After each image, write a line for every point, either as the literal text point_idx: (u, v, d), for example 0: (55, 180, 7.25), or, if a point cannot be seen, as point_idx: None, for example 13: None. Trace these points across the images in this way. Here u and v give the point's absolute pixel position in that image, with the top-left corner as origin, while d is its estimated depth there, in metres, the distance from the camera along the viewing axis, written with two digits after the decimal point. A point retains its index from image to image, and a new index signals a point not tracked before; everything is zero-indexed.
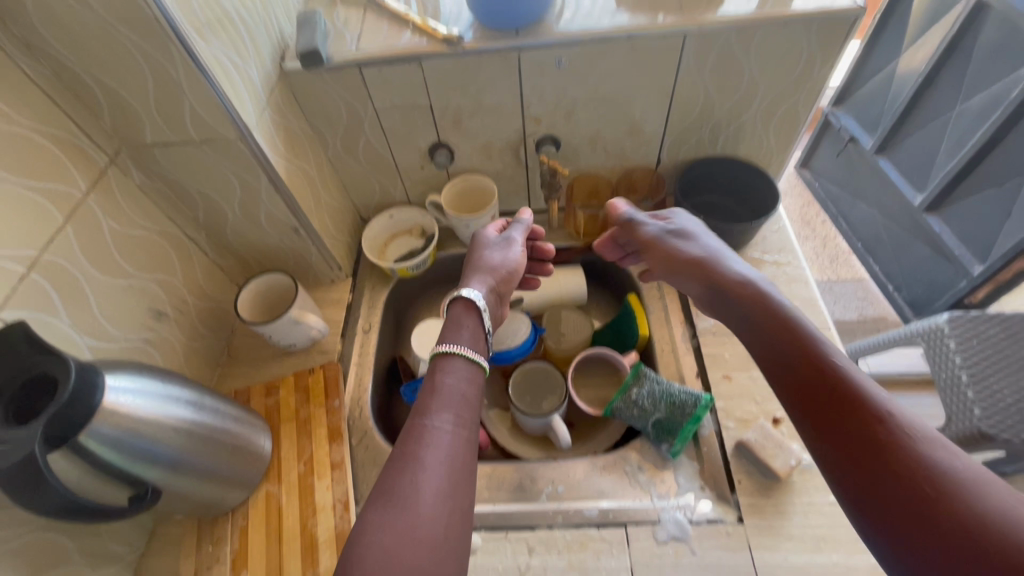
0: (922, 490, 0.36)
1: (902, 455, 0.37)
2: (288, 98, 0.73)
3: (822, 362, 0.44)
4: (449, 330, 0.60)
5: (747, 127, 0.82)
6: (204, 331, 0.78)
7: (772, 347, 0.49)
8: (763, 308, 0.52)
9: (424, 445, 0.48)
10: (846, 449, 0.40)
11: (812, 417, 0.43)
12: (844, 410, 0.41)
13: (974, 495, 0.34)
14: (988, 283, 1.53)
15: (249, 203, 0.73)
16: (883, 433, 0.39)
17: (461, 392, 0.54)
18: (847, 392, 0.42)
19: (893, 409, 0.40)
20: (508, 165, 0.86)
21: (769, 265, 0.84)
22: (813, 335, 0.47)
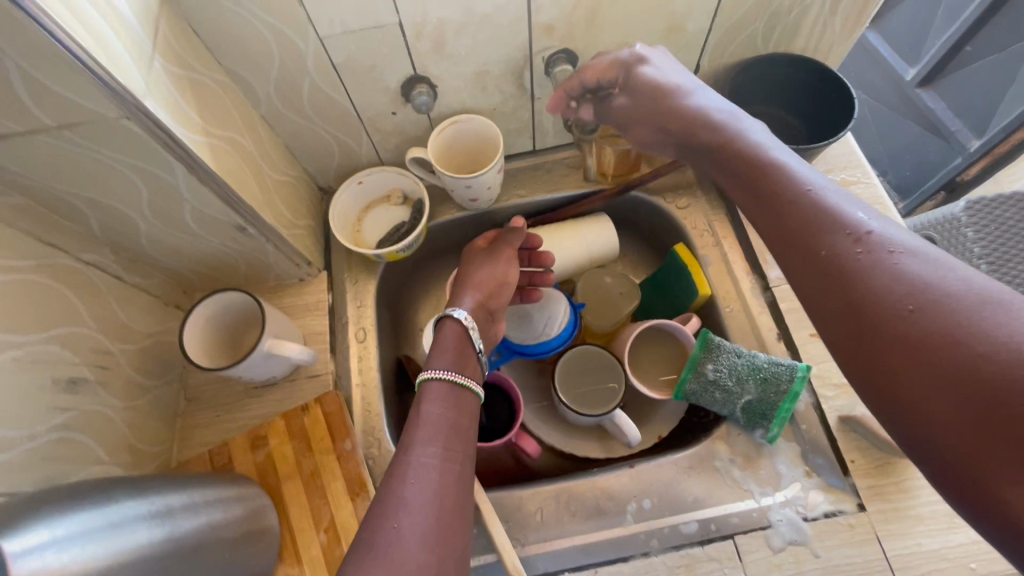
0: (960, 360, 0.27)
1: (931, 318, 0.28)
2: (185, 35, 0.48)
3: (830, 225, 0.34)
4: (439, 354, 0.54)
5: (812, 11, 0.63)
6: (145, 381, 0.58)
7: (761, 214, 0.38)
8: (750, 164, 0.40)
9: (408, 482, 0.42)
10: (865, 326, 0.31)
11: (821, 291, 0.33)
12: (856, 284, 0.31)
13: (1022, 351, 0.25)
14: (984, 158, 1.41)
15: (166, 205, 0.50)
16: (901, 297, 0.30)
17: (447, 422, 0.48)
18: (859, 255, 0.32)
19: (916, 265, 0.30)
20: (509, 96, 0.65)
21: (836, 187, 0.69)
22: (810, 189, 0.36)
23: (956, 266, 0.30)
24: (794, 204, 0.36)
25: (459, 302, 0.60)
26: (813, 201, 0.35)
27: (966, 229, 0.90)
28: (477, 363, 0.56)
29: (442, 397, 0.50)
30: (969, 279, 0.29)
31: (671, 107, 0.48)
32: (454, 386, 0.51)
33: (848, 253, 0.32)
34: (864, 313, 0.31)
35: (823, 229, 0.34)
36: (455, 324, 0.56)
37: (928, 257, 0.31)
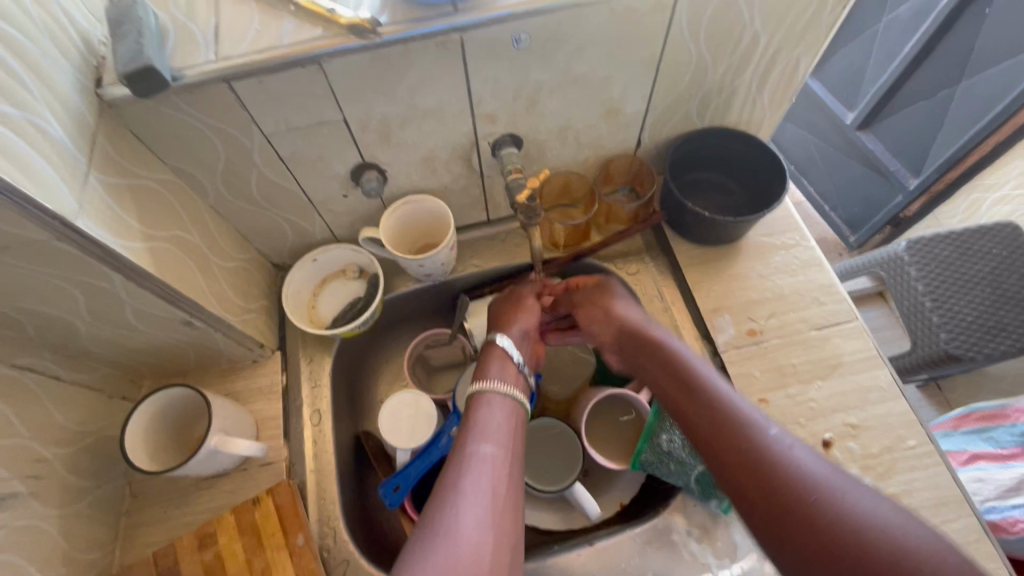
0: (853, 547, 0.39)
1: (823, 511, 0.41)
2: (125, 142, 0.48)
3: (752, 435, 0.47)
4: (492, 366, 0.60)
5: (741, 91, 0.67)
6: (85, 483, 0.56)
7: (694, 412, 0.52)
8: (683, 373, 0.54)
9: (465, 473, 0.49)
10: (778, 516, 0.43)
11: (739, 487, 0.46)
12: (771, 487, 0.44)
13: (885, 543, 0.38)
14: (922, 196, 1.53)
15: (106, 308, 0.49)
16: (807, 493, 0.42)
17: (499, 424, 0.54)
18: (773, 458, 0.45)
19: (818, 475, 0.44)
20: (459, 176, 0.67)
21: (777, 250, 0.72)
22: (729, 399, 0.51)
23: (837, 474, 0.44)
24: (726, 409, 0.50)
25: (508, 324, 0.64)
26: (735, 412, 0.49)
27: (909, 265, 1.26)
28: (522, 378, 0.61)
29: (497, 403, 0.56)
30: (843, 482, 0.43)
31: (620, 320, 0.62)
32: (507, 398, 0.57)
33: (767, 455, 0.46)
34: (778, 506, 0.43)
35: (745, 431, 0.48)
36: (499, 347, 0.62)
37: (818, 465, 0.45)
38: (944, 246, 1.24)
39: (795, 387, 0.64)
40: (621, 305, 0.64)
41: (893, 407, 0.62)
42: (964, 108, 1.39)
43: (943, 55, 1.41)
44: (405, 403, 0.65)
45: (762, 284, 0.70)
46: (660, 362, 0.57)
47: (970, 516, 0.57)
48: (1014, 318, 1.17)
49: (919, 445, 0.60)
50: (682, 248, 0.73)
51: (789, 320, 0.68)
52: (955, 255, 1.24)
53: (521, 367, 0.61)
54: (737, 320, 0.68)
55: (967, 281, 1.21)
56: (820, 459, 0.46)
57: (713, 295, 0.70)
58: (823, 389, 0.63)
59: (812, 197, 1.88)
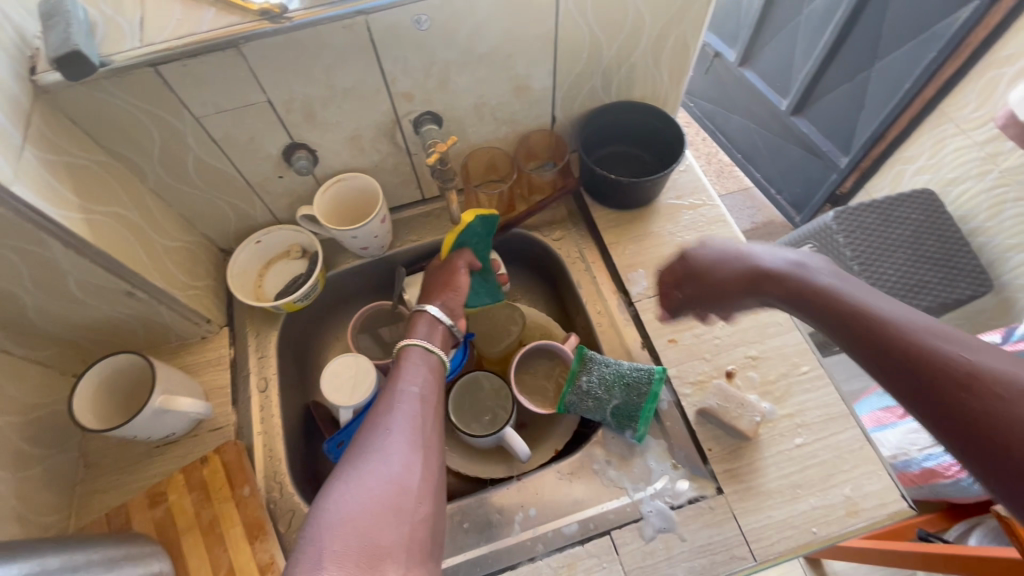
0: (956, 382, 0.35)
1: (956, 379, 0.35)
2: (60, 125, 0.53)
3: (862, 311, 0.43)
4: (418, 328, 0.62)
5: (639, 65, 0.74)
6: (38, 453, 0.59)
7: (806, 295, 0.47)
8: (786, 280, 0.50)
9: (393, 405, 0.53)
10: (892, 361, 0.39)
11: (862, 349, 0.42)
12: (898, 336, 0.40)
13: (988, 386, 0.34)
14: (854, 172, 1.62)
15: (48, 279, 0.53)
16: (957, 388, 0.35)
17: (426, 374, 0.58)
18: (883, 321, 0.41)
19: (969, 364, 0.36)
20: (387, 154, 0.73)
21: (686, 210, 0.79)
22: (857, 300, 0.44)
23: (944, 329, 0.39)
24: (839, 298, 0.45)
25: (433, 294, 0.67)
26: (854, 298, 0.44)
27: (838, 234, 1.30)
28: (447, 331, 0.64)
29: (424, 359, 0.59)
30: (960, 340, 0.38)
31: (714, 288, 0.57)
32: (431, 354, 0.60)
33: (877, 319, 0.42)
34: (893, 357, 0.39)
35: (855, 306, 0.44)
36: (424, 314, 0.64)
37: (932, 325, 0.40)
38: (868, 214, 1.31)
39: (702, 328, 0.70)
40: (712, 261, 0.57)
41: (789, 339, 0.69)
42: (880, 87, 1.50)
43: (858, 40, 1.52)
44: (344, 365, 0.69)
45: (673, 240, 0.76)
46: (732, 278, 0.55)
47: (856, 427, 0.63)
48: (934, 276, 1.22)
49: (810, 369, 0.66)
50: (600, 213, 0.79)
51: None
52: (879, 222, 1.30)
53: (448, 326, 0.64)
54: (650, 273, 0.74)
55: (891, 244, 1.27)
56: (965, 340, 0.38)
57: (628, 252, 0.76)
58: (726, 327, 0.70)
59: (760, 182, 2.01)
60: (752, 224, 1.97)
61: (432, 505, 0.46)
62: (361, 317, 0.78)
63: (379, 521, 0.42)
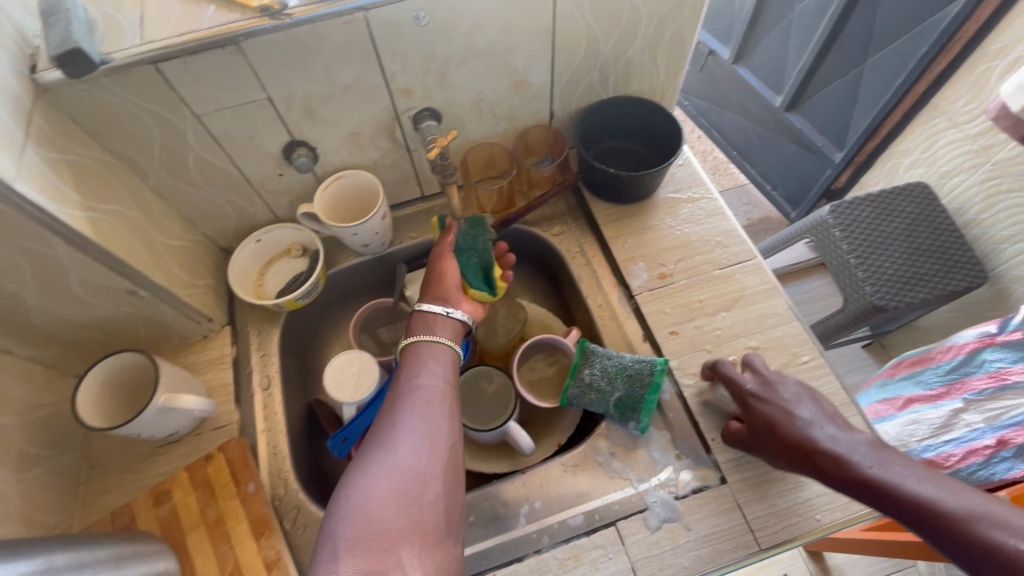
0: (938, 519, 0.46)
1: (945, 520, 0.46)
2: (60, 124, 0.53)
3: (841, 463, 0.53)
4: (416, 327, 0.61)
5: (637, 60, 0.75)
6: (42, 452, 0.59)
7: (778, 445, 0.56)
8: (778, 422, 0.57)
9: (409, 394, 0.53)
10: (895, 508, 0.49)
11: (864, 495, 0.51)
12: (877, 481, 0.50)
13: (967, 520, 0.46)
14: (849, 167, 1.64)
15: (51, 277, 0.53)
16: (940, 534, 0.46)
17: (438, 363, 0.57)
18: (863, 475, 0.51)
19: (946, 505, 0.47)
20: (386, 150, 0.73)
21: (684, 203, 0.79)
22: (838, 451, 0.53)
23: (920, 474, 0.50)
24: (788, 428, 0.56)
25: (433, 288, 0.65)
26: (808, 430, 0.56)
27: (834, 227, 1.32)
28: (449, 320, 0.62)
29: (437, 352, 0.58)
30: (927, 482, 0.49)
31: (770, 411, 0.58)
32: (441, 344, 0.59)
33: (872, 474, 0.51)
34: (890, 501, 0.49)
35: (831, 455, 0.53)
36: (421, 312, 0.62)
37: (902, 467, 0.51)
38: (864, 207, 1.32)
39: (703, 320, 0.70)
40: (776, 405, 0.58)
41: (789, 329, 0.69)
42: (873, 82, 1.50)
43: (851, 36, 1.53)
44: (348, 362, 0.70)
45: (672, 233, 0.77)
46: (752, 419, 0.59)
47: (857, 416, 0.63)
48: (931, 268, 1.23)
49: (811, 359, 0.67)
50: (599, 207, 0.80)
51: (696, 262, 0.74)
52: (876, 215, 1.32)
53: (446, 315, 0.62)
54: (650, 266, 0.74)
55: (887, 237, 1.29)
56: (931, 479, 0.50)
57: (628, 246, 0.76)
58: (726, 318, 0.70)
59: (756, 178, 2.02)
60: (749, 220, 1.98)
61: (447, 498, 0.47)
62: (361, 315, 0.78)
63: (391, 510, 0.43)
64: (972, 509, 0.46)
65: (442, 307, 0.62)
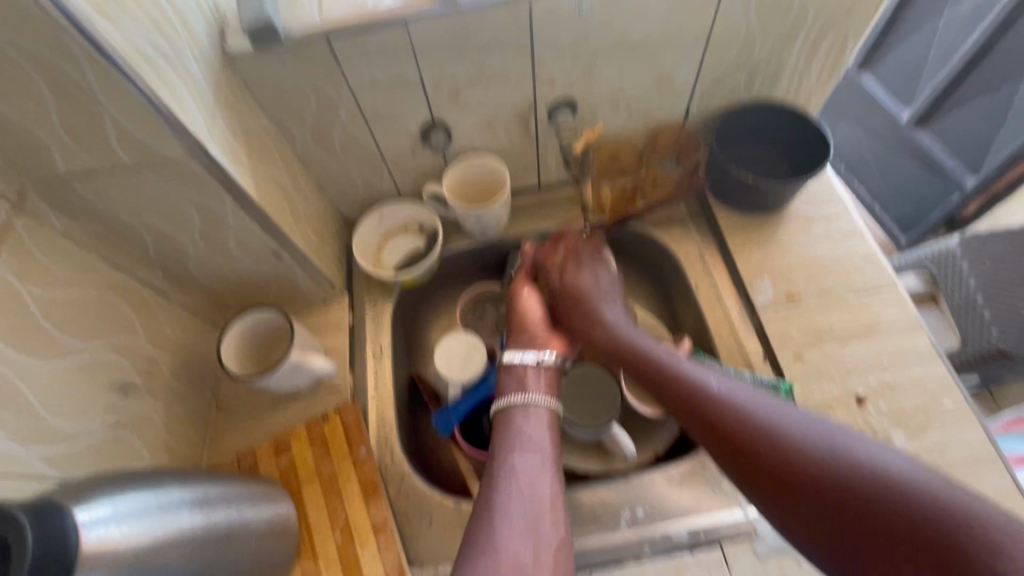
0: (826, 483, 0.41)
1: (796, 452, 0.44)
2: (238, 89, 0.56)
3: (688, 393, 0.52)
4: (507, 384, 0.63)
5: (789, 64, 0.70)
6: (184, 391, 0.65)
7: (671, 397, 0.54)
8: (657, 364, 0.57)
9: (506, 480, 0.53)
10: (758, 462, 0.45)
11: (696, 424, 0.51)
12: (716, 417, 0.49)
13: (876, 473, 0.39)
14: (981, 195, 1.47)
15: (214, 232, 0.58)
16: (781, 454, 0.44)
17: (530, 435, 0.58)
18: (725, 420, 0.48)
19: (808, 432, 0.44)
20: (516, 138, 0.73)
21: (819, 220, 0.74)
22: (696, 379, 0.53)
23: (789, 410, 0.47)
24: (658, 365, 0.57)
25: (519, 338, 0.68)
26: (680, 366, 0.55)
27: (963, 262, 1.20)
28: (540, 369, 0.64)
29: (530, 410, 0.60)
30: (804, 424, 0.45)
31: (599, 312, 0.66)
32: (534, 403, 0.61)
33: (715, 398, 0.50)
34: (754, 456, 0.45)
35: (705, 394, 0.51)
36: (509, 365, 0.65)
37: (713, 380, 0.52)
38: (1002, 242, 1.18)
39: (832, 347, 0.66)
40: (595, 292, 0.68)
41: (931, 370, 0.63)
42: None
43: (1009, 48, 1.37)
44: (458, 343, 0.71)
45: (803, 251, 0.72)
46: (628, 354, 0.61)
47: (1005, 475, 0.57)
48: None
49: (954, 405, 0.61)
50: (725, 215, 0.76)
51: (827, 285, 0.70)
52: (1013, 253, 1.19)
53: (536, 363, 0.64)
54: (776, 283, 0.70)
55: None
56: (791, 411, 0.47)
57: (753, 259, 0.72)
58: (858, 349, 0.65)
59: None
60: None
61: None
62: (470, 293, 0.80)
63: None
64: (759, 429, 0.46)
65: (532, 356, 0.64)
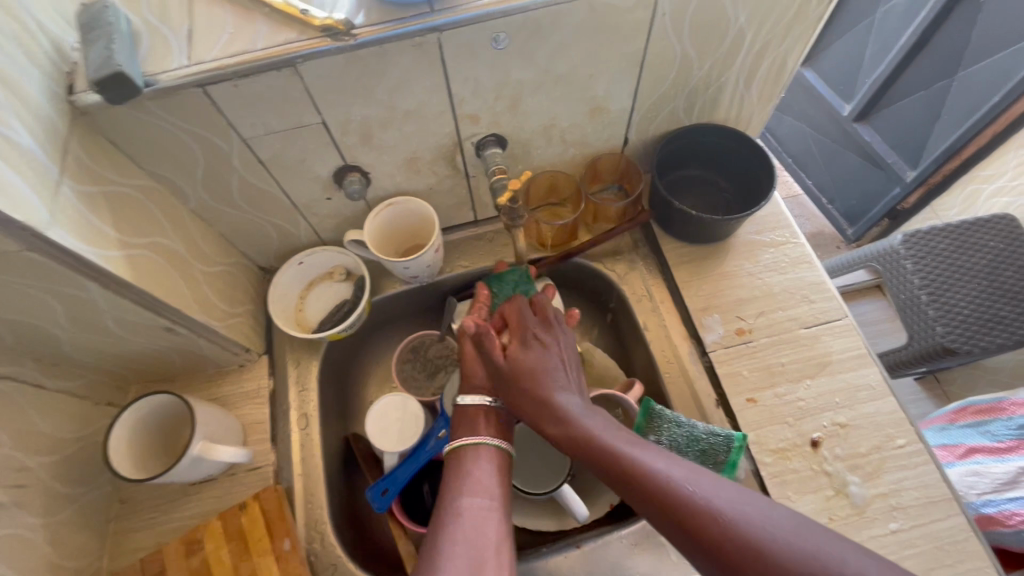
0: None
1: (741, 535, 0.41)
2: (98, 148, 0.47)
3: (620, 459, 0.48)
4: (459, 426, 0.59)
5: (728, 88, 0.66)
6: (73, 492, 0.56)
7: (626, 483, 0.47)
8: (604, 448, 0.49)
9: (453, 523, 0.48)
10: (724, 562, 0.41)
11: (634, 497, 0.46)
12: (657, 495, 0.44)
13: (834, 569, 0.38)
14: (920, 188, 1.48)
15: (87, 317, 0.49)
16: (725, 538, 0.41)
17: (478, 478, 0.53)
18: (685, 503, 0.43)
19: (747, 516, 0.42)
20: (443, 176, 0.66)
21: (766, 248, 0.71)
22: (640, 454, 0.48)
23: (736, 491, 0.44)
24: (592, 440, 0.51)
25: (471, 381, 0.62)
26: (624, 449, 0.48)
27: (906, 260, 1.16)
28: (491, 412, 0.59)
29: (481, 454, 0.55)
30: (756, 508, 0.42)
31: (554, 403, 0.54)
32: (487, 445, 0.56)
33: (657, 474, 0.46)
34: (710, 539, 0.41)
35: (667, 486, 0.44)
36: (461, 406, 0.60)
37: (651, 452, 0.48)
38: (940, 239, 1.16)
39: (784, 387, 0.63)
40: (537, 367, 0.57)
41: (883, 406, 0.61)
42: (961, 98, 1.33)
43: (940, 46, 1.36)
44: (392, 406, 0.65)
45: (751, 282, 0.69)
46: (580, 447, 0.51)
47: (959, 515, 0.56)
48: (1013, 312, 1.09)
49: (908, 444, 0.59)
50: (671, 246, 0.72)
51: (777, 318, 0.67)
52: (951, 248, 1.16)
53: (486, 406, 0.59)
54: (726, 319, 0.67)
55: (964, 274, 1.14)
56: (729, 486, 0.44)
57: (701, 294, 0.69)
58: (811, 387, 0.63)
59: (811, 189, 1.82)
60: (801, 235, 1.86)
61: None
62: (429, 334, 0.74)
63: None
64: (706, 505, 0.43)
65: (484, 398, 0.60)
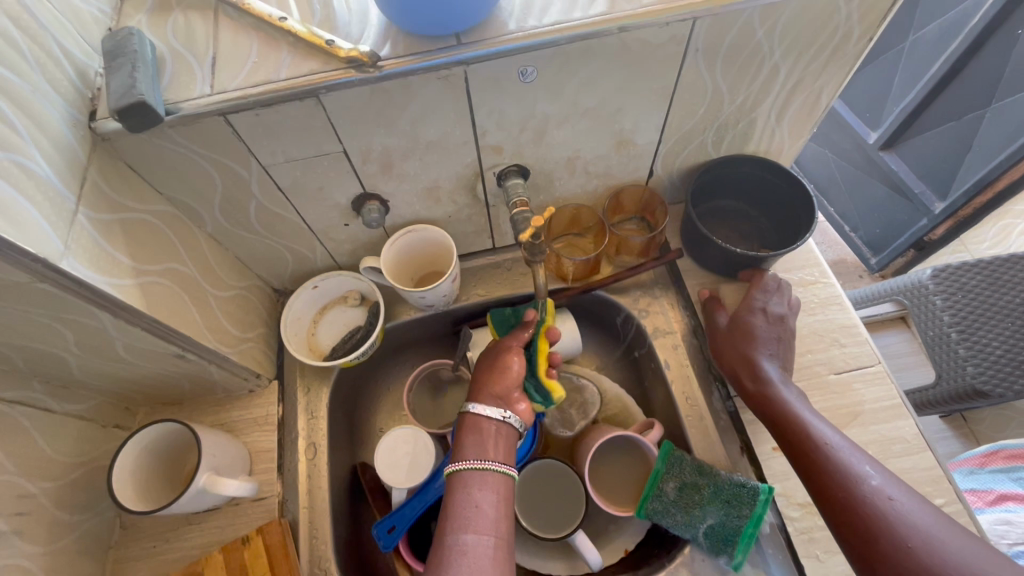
0: None
1: (904, 536, 0.44)
2: (118, 175, 0.47)
3: (808, 444, 0.51)
4: (467, 442, 0.53)
5: (759, 122, 0.64)
6: (75, 519, 0.55)
7: (842, 516, 0.47)
8: (795, 422, 0.53)
9: (454, 573, 0.44)
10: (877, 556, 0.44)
11: (809, 475, 0.50)
12: (834, 484, 0.48)
13: None
14: (949, 220, 1.36)
15: (97, 342, 0.48)
16: (902, 538, 0.44)
17: (479, 510, 0.48)
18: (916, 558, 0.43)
19: (924, 530, 0.44)
20: (463, 205, 0.65)
21: (795, 288, 0.68)
22: (828, 440, 0.51)
23: (927, 511, 0.45)
24: (775, 406, 0.55)
25: (485, 389, 0.57)
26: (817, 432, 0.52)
27: (935, 295, 1.06)
28: (503, 428, 0.54)
29: (487, 483, 0.50)
30: (928, 521, 0.45)
31: (755, 361, 0.59)
32: (495, 472, 0.51)
33: (840, 464, 0.49)
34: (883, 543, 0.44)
35: (847, 476, 0.48)
36: (473, 415, 0.55)
37: (842, 443, 0.51)
38: (970, 275, 1.06)
39: None
40: (740, 334, 0.62)
41: (920, 461, 0.58)
42: (995, 131, 1.27)
43: (972, 77, 1.29)
44: (402, 439, 0.63)
45: None
46: (808, 465, 0.51)
47: None
48: None
49: (947, 504, 0.56)
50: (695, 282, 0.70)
51: (805, 363, 0.64)
52: (984, 285, 1.05)
53: (501, 420, 0.54)
54: None
55: (1001, 312, 1.03)
56: (924, 508, 0.46)
57: None
58: None
59: (831, 217, 1.70)
60: None
61: None
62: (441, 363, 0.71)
63: None
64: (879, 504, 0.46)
65: (498, 412, 0.55)
